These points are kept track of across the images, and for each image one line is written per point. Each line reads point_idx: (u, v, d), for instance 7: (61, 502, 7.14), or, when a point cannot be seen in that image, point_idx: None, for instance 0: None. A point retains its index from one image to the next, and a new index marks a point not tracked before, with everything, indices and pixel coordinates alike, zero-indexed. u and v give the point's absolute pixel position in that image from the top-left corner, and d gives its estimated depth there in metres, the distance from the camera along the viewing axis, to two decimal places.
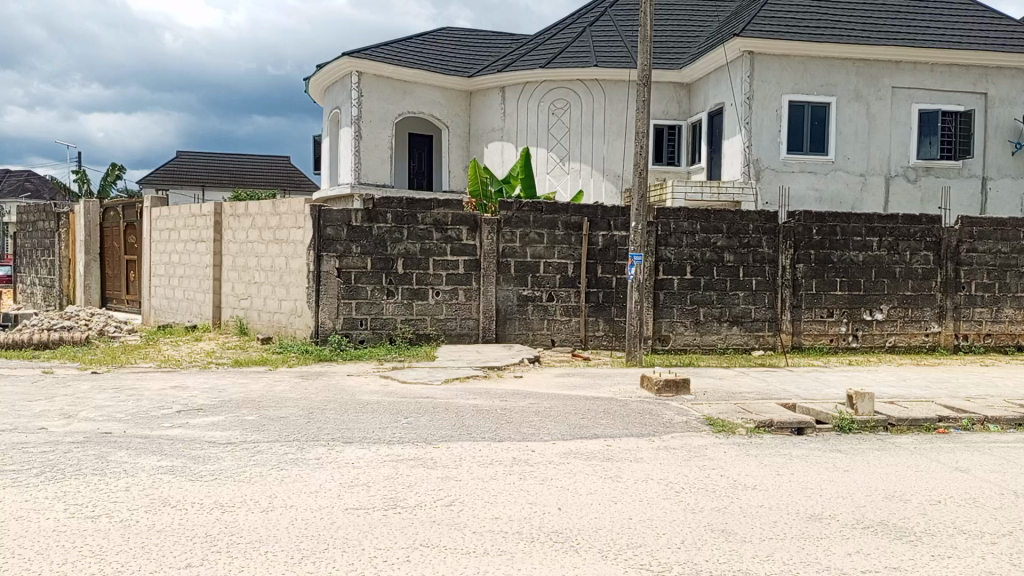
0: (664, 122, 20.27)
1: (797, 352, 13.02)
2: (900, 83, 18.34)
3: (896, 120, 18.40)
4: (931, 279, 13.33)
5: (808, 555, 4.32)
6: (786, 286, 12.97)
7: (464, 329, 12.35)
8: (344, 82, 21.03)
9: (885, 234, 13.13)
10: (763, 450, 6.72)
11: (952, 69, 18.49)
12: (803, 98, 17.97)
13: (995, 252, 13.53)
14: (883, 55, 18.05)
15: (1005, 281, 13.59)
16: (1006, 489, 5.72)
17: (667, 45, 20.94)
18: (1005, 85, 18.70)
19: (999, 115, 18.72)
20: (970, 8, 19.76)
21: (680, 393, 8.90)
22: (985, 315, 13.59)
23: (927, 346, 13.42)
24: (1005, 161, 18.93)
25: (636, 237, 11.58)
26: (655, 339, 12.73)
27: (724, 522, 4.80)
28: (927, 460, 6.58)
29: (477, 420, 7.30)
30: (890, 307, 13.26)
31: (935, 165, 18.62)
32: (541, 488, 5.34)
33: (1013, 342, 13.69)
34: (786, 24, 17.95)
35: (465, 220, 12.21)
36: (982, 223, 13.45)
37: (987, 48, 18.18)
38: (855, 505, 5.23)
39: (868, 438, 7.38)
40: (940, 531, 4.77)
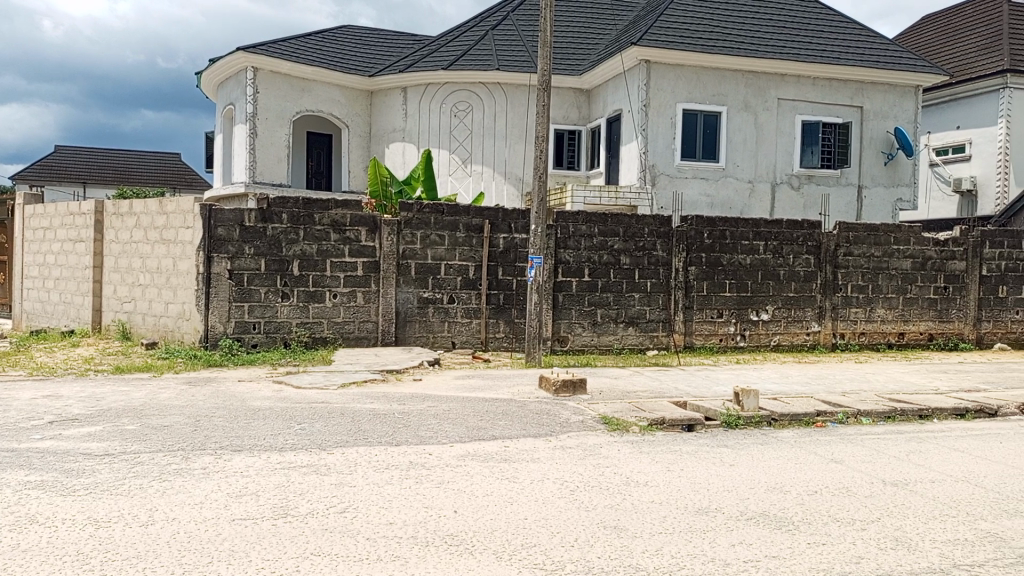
0: (564, 127, 20.60)
1: (689, 351, 13.48)
2: (785, 95, 19.29)
3: (781, 130, 19.36)
4: (812, 281, 14.09)
5: (695, 548, 4.47)
6: (679, 287, 13.40)
7: (362, 332, 12.14)
8: (238, 77, 20.35)
9: (770, 238, 13.80)
10: (655, 447, 6.93)
11: (831, 83, 19.60)
12: (696, 106, 18.66)
13: (869, 256, 14.42)
14: (770, 68, 18.96)
15: (878, 283, 14.49)
16: (876, 478, 6.11)
17: (567, 51, 21.31)
18: (879, 99, 19.99)
19: (873, 128, 19.98)
20: (849, 26, 21.01)
21: (576, 393, 9.05)
22: (860, 315, 14.46)
23: (808, 344, 14.17)
24: (879, 171, 20.21)
25: (536, 240, 11.72)
26: (554, 340, 12.90)
27: (616, 518, 4.91)
28: (806, 452, 6.95)
29: (374, 424, 7.20)
30: (775, 308, 13.93)
31: (816, 174, 19.69)
32: (437, 491, 5.31)
33: (885, 340, 14.63)
34: (680, 34, 18.58)
35: (364, 221, 12.04)
36: (857, 228, 14.31)
37: (863, 65, 19.37)
38: (740, 498, 5.46)
39: (752, 433, 7.74)
40: (816, 520, 5.04)
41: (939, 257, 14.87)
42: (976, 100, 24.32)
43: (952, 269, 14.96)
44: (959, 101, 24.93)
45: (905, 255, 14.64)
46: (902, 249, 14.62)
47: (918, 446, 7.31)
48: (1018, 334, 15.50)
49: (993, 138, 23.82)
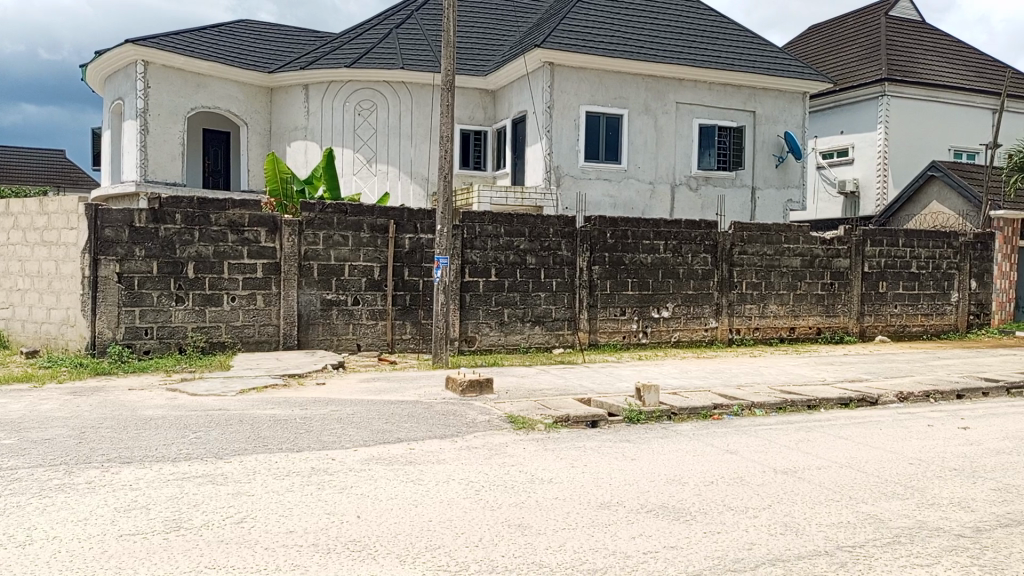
0: (470, 128, 20.64)
1: (594, 349, 13.74)
2: (683, 99, 19.93)
3: (680, 133, 19.98)
4: (709, 279, 14.62)
5: (597, 542, 4.55)
6: (583, 286, 13.63)
7: (263, 336, 11.81)
8: (127, 70, 19.41)
9: (670, 237, 14.23)
10: (560, 444, 7.02)
11: (726, 88, 20.38)
12: (598, 109, 19.03)
13: (762, 254, 15.07)
14: (669, 72, 19.55)
15: (770, 280, 15.15)
16: (769, 467, 6.39)
17: (472, 52, 21.33)
18: (770, 104, 20.91)
19: (765, 132, 20.88)
20: (742, 33, 21.88)
21: (483, 393, 9.07)
22: (754, 311, 15.09)
23: (706, 340, 14.69)
24: (771, 173, 21.14)
25: (441, 240, 11.69)
26: (461, 340, 12.90)
27: (520, 517, 4.95)
28: (703, 444, 7.20)
29: (274, 430, 7.00)
30: (675, 305, 14.37)
31: (713, 176, 20.43)
32: (339, 497, 5.21)
33: (777, 334, 15.32)
34: (582, 38, 18.91)
35: (264, 221, 11.69)
36: (750, 228, 14.94)
37: (754, 71, 20.23)
38: (640, 491, 5.60)
39: (654, 427, 7.95)
40: (712, 509, 5.23)
41: (825, 254, 15.70)
42: (858, 106, 25.80)
43: (837, 266, 15.83)
44: (843, 107, 26.39)
45: (795, 253, 15.38)
46: (792, 248, 15.35)
47: (806, 435, 7.69)
48: (896, 326, 16.55)
49: (873, 142, 25.32)
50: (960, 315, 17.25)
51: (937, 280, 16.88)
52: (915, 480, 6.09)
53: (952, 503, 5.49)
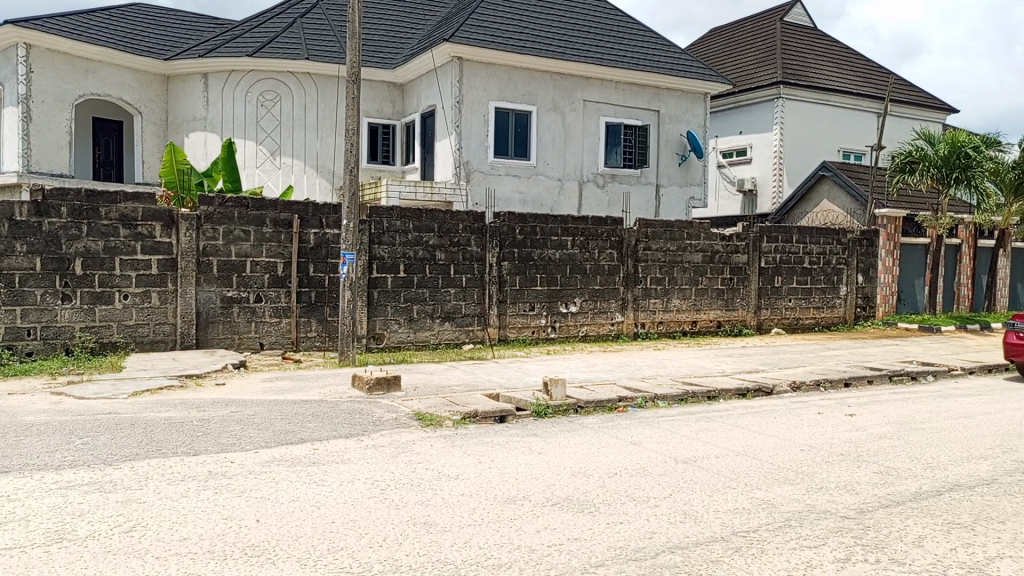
0: (378, 121, 20.35)
1: (504, 344, 13.80)
2: (591, 97, 20.25)
3: (587, 130, 20.29)
4: (615, 275, 14.92)
5: (502, 537, 4.57)
6: (493, 282, 13.66)
7: (158, 335, 11.30)
8: (7, 53, 18.17)
9: (577, 234, 14.43)
10: (467, 440, 7.02)
11: (631, 87, 20.83)
12: (507, 105, 19.11)
13: (666, 251, 15.47)
14: (576, 70, 19.81)
15: (673, 276, 15.59)
16: (670, 457, 6.58)
17: (379, 44, 21.02)
18: (673, 104, 21.51)
19: (668, 131, 21.46)
20: (647, 34, 22.36)
21: (391, 390, 8.97)
22: (658, 305, 15.51)
23: (613, 334, 15.00)
24: (675, 171, 21.73)
25: (348, 235, 11.47)
26: (369, 338, 12.70)
27: (426, 515, 4.91)
28: (609, 437, 7.34)
29: (169, 433, 6.71)
30: (583, 300, 14.60)
31: (619, 173, 20.85)
32: (238, 501, 5.04)
33: (679, 328, 15.79)
34: (491, 34, 18.93)
35: (159, 216, 11.19)
36: (655, 225, 15.31)
37: (658, 72, 20.75)
38: (546, 485, 5.66)
39: (560, 421, 8.06)
40: (615, 501, 5.34)
41: (725, 250, 16.28)
42: (756, 108, 26.87)
43: (736, 262, 16.45)
44: (742, 108, 27.44)
45: (697, 249, 15.86)
46: (694, 243, 15.84)
47: (706, 424, 7.96)
48: (790, 319, 17.34)
49: (770, 143, 26.42)
50: (849, 307, 18.23)
51: (827, 275, 17.79)
52: (805, 465, 6.40)
53: (839, 486, 5.79)
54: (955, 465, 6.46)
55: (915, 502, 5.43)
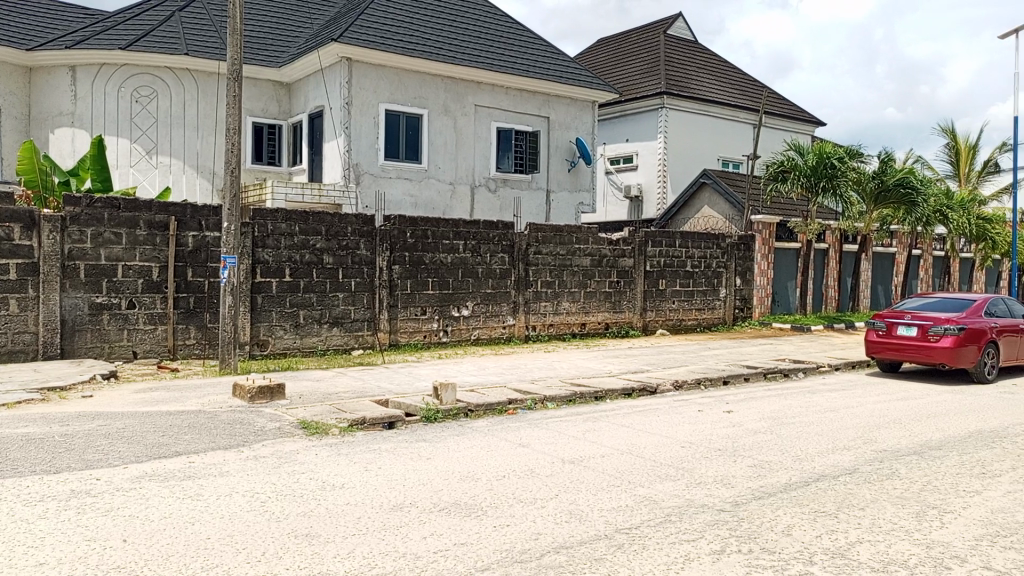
0: (262, 121, 19.70)
1: (395, 349, 13.64)
2: (482, 101, 20.34)
3: (478, 135, 20.36)
4: (506, 278, 15.03)
5: (387, 545, 4.49)
6: (383, 286, 13.48)
7: (17, 345, 10.52)
8: None
9: (469, 237, 14.45)
10: (353, 448, 6.87)
11: (521, 93, 21.08)
12: (398, 107, 18.92)
13: (555, 254, 15.71)
14: (467, 75, 19.85)
15: (563, 279, 15.85)
16: (557, 458, 6.67)
17: (264, 41, 20.36)
18: (563, 111, 21.92)
19: (558, 137, 21.84)
20: (537, 41, 22.62)
21: (274, 398, 8.68)
22: (549, 308, 15.73)
23: (504, 337, 15.09)
24: (564, 177, 22.12)
25: (229, 238, 11.03)
26: (253, 344, 12.25)
27: (308, 526, 4.77)
28: (498, 439, 7.36)
29: (27, 451, 6.23)
30: (475, 304, 14.61)
31: (510, 178, 21.03)
32: (104, 521, 4.73)
33: (569, 330, 16.07)
34: (381, 34, 18.69)
35: (19, 217, 10.42)
36: (545, 229, 15.52)
37: (548, 79, 21.09)
38: (433, 490, 5.61)
39: (450, 425, 8.02)
40: (503, 503, 5.36)
41: (612, 254, 16.70)
42: (641, 116, 27.75)
43: (622, 265, 16.91)
44: (628, 117, 28.27)
45: (585, 253, 16.20)
46: (583, 248, 16.16)
47: (592, 424, 8.12)
48: (674, 320, 17.99)
49: (654, 150, 27.35)
50: (727, 309, 19.08)
51: (708, 278, 18.57)
52: (686, 461, 6.63)
53: (716, 480, 6.03)
54: (822, 456, 6.86)
55: (785, 493, 5.73)
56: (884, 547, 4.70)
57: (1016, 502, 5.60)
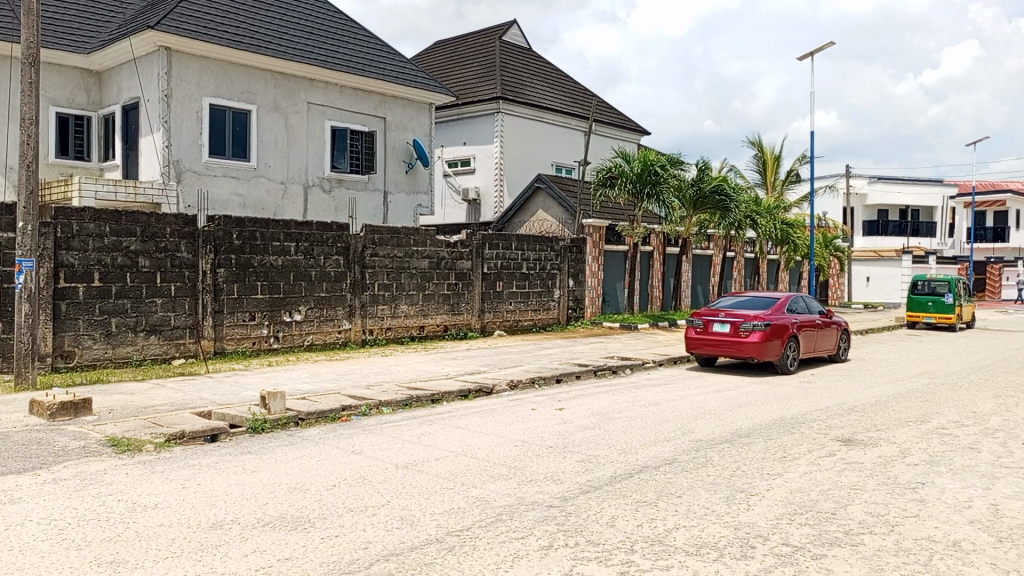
0: (68, 112, 18.03)
1: (221, 358, 12.92)
2: (314, 99, 19.74)
3: (311, 133, 19.73)
4: (341, 281, 14.65)
5: (203, 567, 4.22)
6: (207, 290, 12.72)
7: None
8: None
9: (301, 239, 13.95)
10: (170, 464, 6.42)
11: (356, 92, 20.66)
12: (223, 102, 17.96)
13: (392, 257, 15.52)
14: (298, 71, 19.19)
15: (401, 282, 15.69)
16: (391, 463, 6.58)
17: (70, 24, 18.61)
18: (398, 112, 21.73)
19: (395, 138, 21.64)
20: (373, 39, 22.22)
21: (79, 414, 7.93)
22: (386, 311, 15.50)
23: (340, 342, 14.71)
24: (401, 178, 21.94)
25: (23, 240, 9.96)
26: (56, 356, 11.13)
27: (113, 552, 4.39)
28: (329, 447, 7.16)
29: None
30: (308, 308, 14.14)
31: (346, 178, 20.56)
32: None
33: (407, 333, 15.93)
34: (204, 24, 17.64)
35: None
36: (381, 231, 15.28)
37: (384, 79, 20.83)
38: (257, 504, 5.35)
39: (278, 435, 7.69)
40: (331, 513, 5.19)
41: (450, 256, 16.74)
42: (478, 120, 28.08)
43: (460, 267, 17.00)
44: (465, 120, 28.51)
45: (423, 255, 16.12)
46: (420, 250, 16.07)
47: (428, 428, 8.08)
48: (511, 321, 18.33)
49: (491, 154, 27.78)
50: (561, 309, 19.72)
51: (543, 280, 19.07)
52: (518, 459, 6.76)
53: (546, 477, 6.19)
54: (644, 449, 7.23)
55: (610, 486, 5.97)
56: (698, 531, 5.00)
57: (810, 482, 6.17)
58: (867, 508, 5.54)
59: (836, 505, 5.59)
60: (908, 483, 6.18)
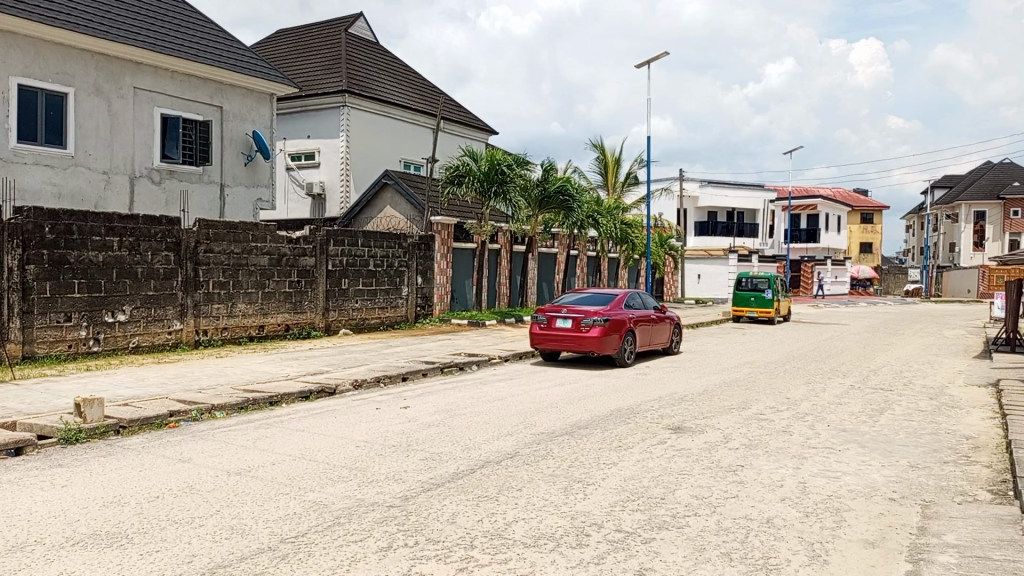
0: None
1: (30, 363, 11.73)
2: (141, 84, 18.39)
3: (137, 121, 18.40)
4: (171, 279, 13.74)
5: None
6: (14, 289, 11.51)
7: None
8: None
9: (125, 233, 12.98)
10: None
11: (189, 79, 19.46)
12: (35, 83, 16.35)
13: (228, 253, 14.76)
14: (123, 53, 17.80)
15: (238, 279, 14.95)
16: (223, 470, 6.23)
17: None
18: (237, 101, 20.68)
19: (232, 128, 20.60)
20: (208, 23, 21.00)
21: None
22: (222, 310, 14.70)
23: (169, 343, 13.78)
24: (240, 171, 20.91)
25: None
26: None
27: None
28: (154, 456, 6.68)
29: None
30: (134, 307, 13.17)
31: (178, 170, 19.31)
32: None
33: (245, 333, 15.20)
34: None
35: None
36: (216, 226, 14.50)
37: (220, 65, 19.77)
38: (66, 522, 4.89)
39: (96, 446, 7.09)
40: (152, 527, 4.84)
41: (292, 253, 16.15)
42: (322, 113, 27.29)
43: (303, 264, 16.44)
44: (309, 112, 27.63)
45: (262, 251, 15.45)
46: (259, 246, 15.41)
47: (265, 431, 7.74)
48: (356, 320, 17.94)
49: (336, 148, 27.14)
50: (409, 307, 19.56)
51: (390, 278, 18.84)
52: (360, 460, 6.61)
53: (387, 477, 6.09)
54: (488, 443, 7.30)
55: (452, 482, 5.97)
56: (536, 523, 5.10)
57: (643, 469, 6.47)
58: (693, 491, 5.87)
59: (665, 490, 5.88)
60: (729, 466, 6.62)
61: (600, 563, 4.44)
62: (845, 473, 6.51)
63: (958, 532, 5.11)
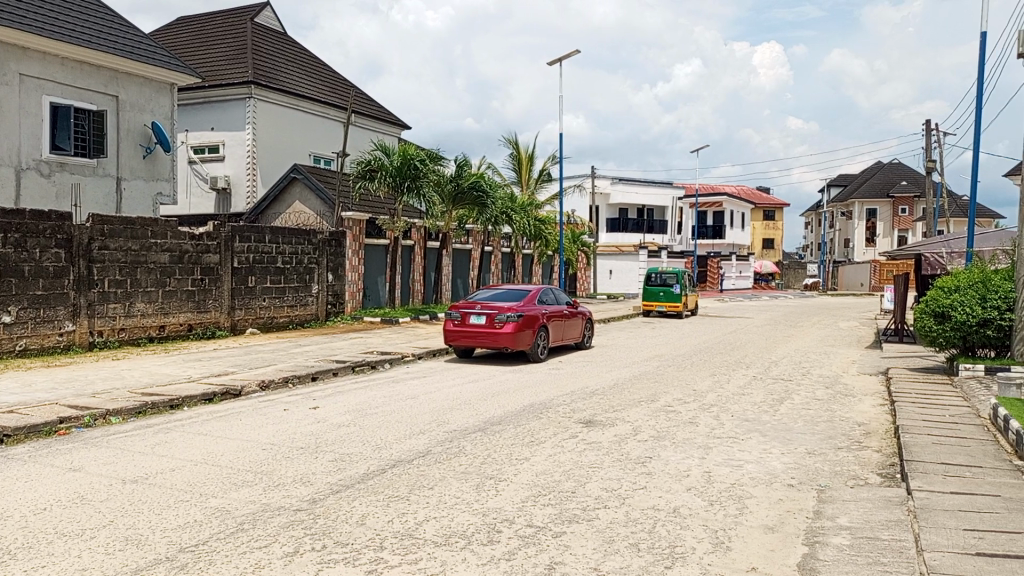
0: None
1: None
2: (29, 71, 17.29)
3: (24, 109, 17.29)
4: (63, 278, 12.98)
5: None
6: None
7: None
8: None
9: (9, 230, 12.19)
10: None
11: (81, 67, 18.42)
12: None
13: (125, 250, 14.07)
14: (8, 37, 16.67)
15: (135, 277, 14.27)
16: (118, 479, 5.93)
17: None
18: (133, 91, 19.73)
19: (129, 119, 19.65)
20: (101, 7, 19.88)
21: None
22: (119, 311, 14.00)
23: (61, 346, 13.03)
24: (138, 164, 19.98)
25: None
26: None
27: None
28: (41, 466, 6.29)
29: None
30: (21, 309, 12.39)
31: (69, 162, 18.26)
32: None
33: (144, 334, 14.53)
34: None
35: None
36: (111, 221, 13.80)
37: (116, 53, 18.80)
38: None
39: None
40: (39, 541, 4.55)
41: (194, 250, 15.53)
42: (226, 105, 26.36)
43: (206, 262, 15.84)
44: (212, 103, 26.63)
45: (162, 248, 14.80)
46: (159, 243, 14.75)
47: (164, 436, 7.41)
48: (264, 318, 17.42)
49: (242, 142, 26.29)
50: (319, 305, 19.15)
51: (299, 275, 18.40)
52: (265, 464, 6.41)
53: (295, 480, 5.93)
54: (399, 443, 7.21)
55: (361, 483, 5.87)
56: (447, 521, 5.06)
57: (554, 464, 6.52)
58: (603, 484, 5.96)
59: (576, 484, 5.94)
60: (638, 458, 6.75)
61: (511, 559, 4.44)
62: (747, 461, 6.74)
63: (851, 515, 5.37)
